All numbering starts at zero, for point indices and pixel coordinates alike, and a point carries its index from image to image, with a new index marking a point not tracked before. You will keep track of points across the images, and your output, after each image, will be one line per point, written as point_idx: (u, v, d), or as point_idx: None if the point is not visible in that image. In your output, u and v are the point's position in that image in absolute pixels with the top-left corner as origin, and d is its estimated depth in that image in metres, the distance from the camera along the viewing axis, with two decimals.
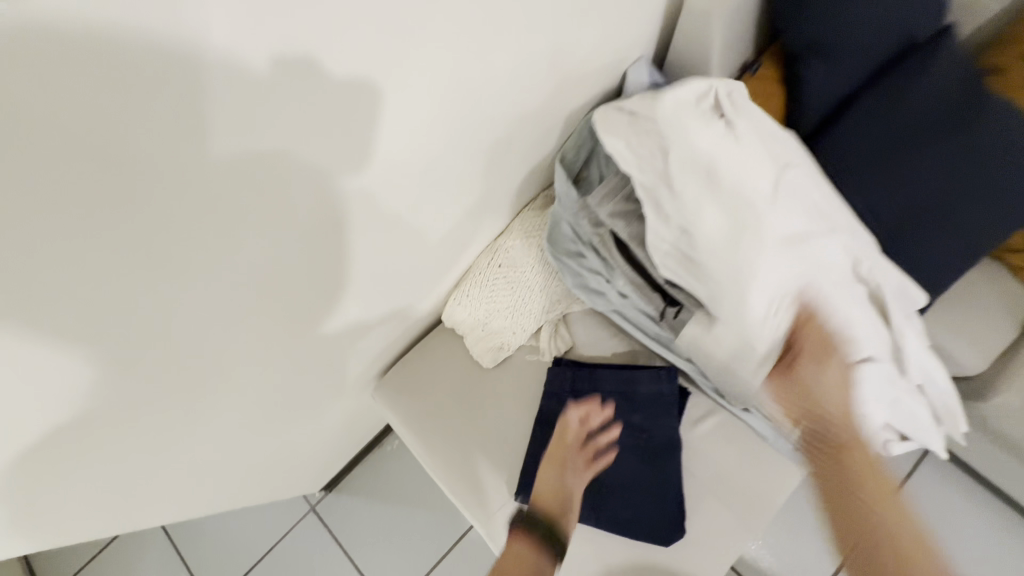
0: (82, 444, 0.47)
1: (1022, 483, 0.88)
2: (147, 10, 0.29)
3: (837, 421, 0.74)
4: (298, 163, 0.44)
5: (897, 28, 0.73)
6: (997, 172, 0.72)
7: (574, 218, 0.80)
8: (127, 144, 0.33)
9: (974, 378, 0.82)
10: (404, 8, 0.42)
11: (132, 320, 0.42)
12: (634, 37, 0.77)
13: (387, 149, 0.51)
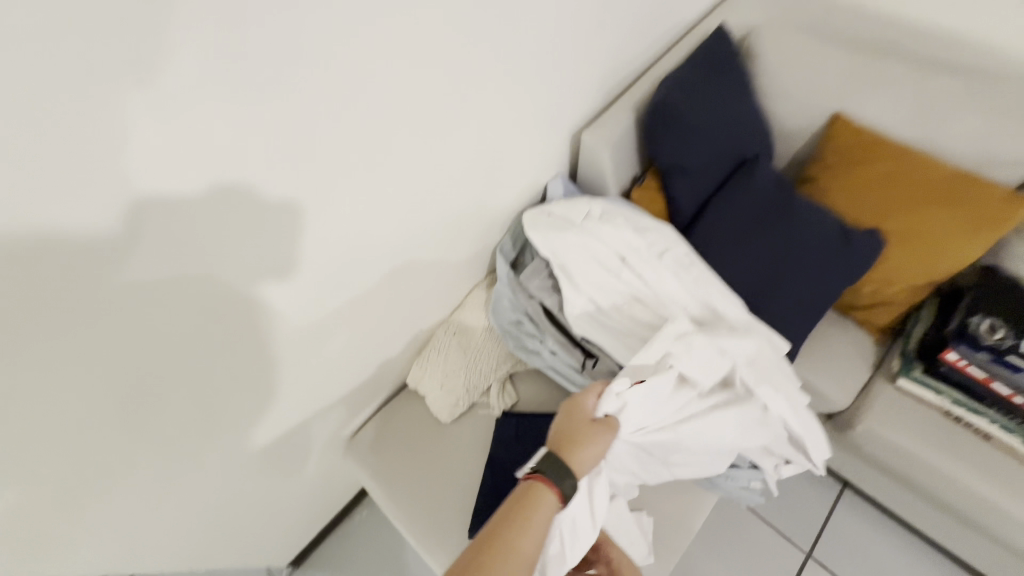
0: (73, 475, 0.60)
1: (908, 503, 1.03)
2: (81, 185, 0.44)
3: None
4: (274, 261, 0.64)
5: (730, 153, 1.02)
6: (823, 245, 0.95)
7: (511, 293, 0.98)
8: (65, 271, 0.46)
9: (846, 410, 1.01)
10: (355, 163, 0.65)
11: (131, 373, 0.58)
12: (547, 161, 1.02)
13: (346, 251, 0.72)
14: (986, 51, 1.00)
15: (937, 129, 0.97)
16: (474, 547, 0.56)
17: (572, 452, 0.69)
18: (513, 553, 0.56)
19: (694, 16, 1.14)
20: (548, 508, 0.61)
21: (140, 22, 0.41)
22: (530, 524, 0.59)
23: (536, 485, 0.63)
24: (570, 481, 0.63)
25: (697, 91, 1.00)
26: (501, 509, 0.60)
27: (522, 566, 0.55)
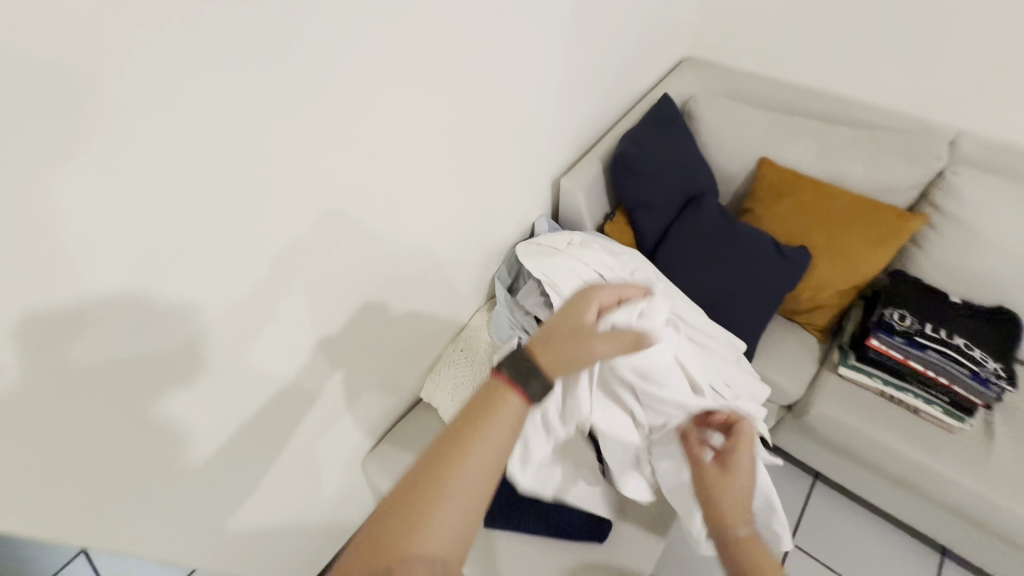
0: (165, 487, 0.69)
1: (867, 482, 1.18)
2: (63, 278, 0.48)
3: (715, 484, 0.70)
4: (347, 287, 0.79)
5: (682, 192, 1.26)
6: (763, 260, 1.17)
7: (509, 312, 1.16)
8: (43, 352, 0.49)
9: (801, 400, 1.18)
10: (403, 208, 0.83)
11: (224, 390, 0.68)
12: (534, 205, 1.23)
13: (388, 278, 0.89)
14: (869, 108, 1.29)
15: (841, 165, 1.22)
16: (425, 460, 0.52)
17: (556, 349, 0.61)
18: (475, 463, 0.52)
19: (643, 89, 1.43)
20: (512, 411, 0.56)
21: (290, 110, 0.59)
22: (489, 432, 0.54)
23: (496, 389, 0.57)
24: (537, 380, 0.57)
25: (651, 145, 1.25)
26: (457, 418, 0.56)
27: (465, 483, 0.51)
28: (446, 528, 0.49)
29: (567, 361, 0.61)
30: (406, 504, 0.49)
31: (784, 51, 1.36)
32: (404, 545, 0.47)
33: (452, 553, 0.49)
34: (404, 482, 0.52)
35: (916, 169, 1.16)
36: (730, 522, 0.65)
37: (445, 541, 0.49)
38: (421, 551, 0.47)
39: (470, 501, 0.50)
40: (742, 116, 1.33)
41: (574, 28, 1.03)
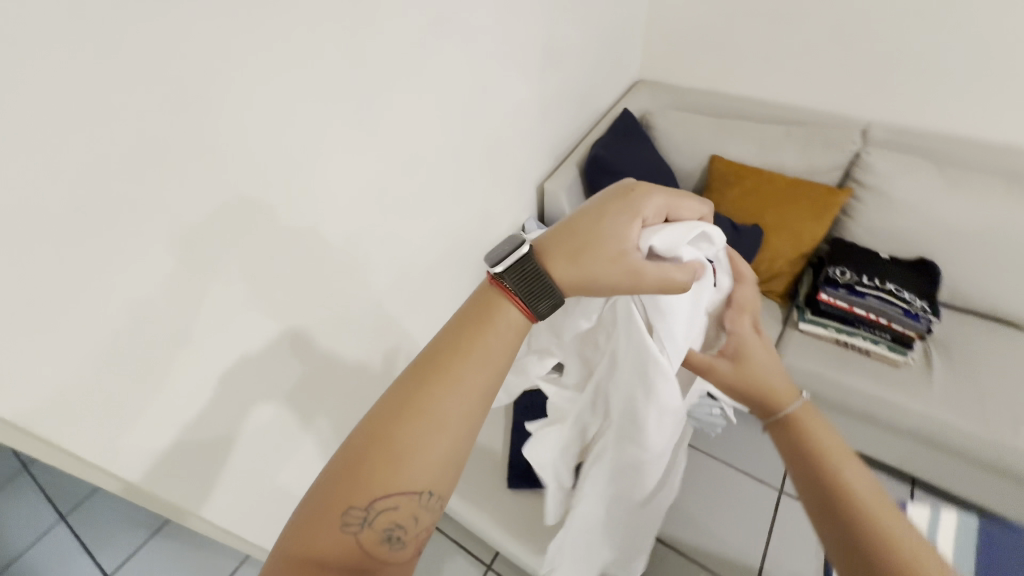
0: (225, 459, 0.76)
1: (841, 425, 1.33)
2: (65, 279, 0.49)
3: (745, 380, 0.69)
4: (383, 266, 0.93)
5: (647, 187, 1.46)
6: (726, 236, 1.34)
7: None
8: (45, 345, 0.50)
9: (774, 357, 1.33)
10: (425, 202, 0.99)
11: (269, 367, 0.77)
12: (523, 209, 1.42)
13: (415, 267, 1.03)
14: (794, 110, 1.54)
15: (777, 155, 1.45)
16: (412, 384, 0.52)
17: (576, 271, 0.58)
18: (468, 394, 0.52)
19: (605, 107, 1.66)
20: (503, 339, 0.57)
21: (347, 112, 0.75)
22: (481, 362, 0.54)
23: (490, 318, 0.57)
24: (547, 301, 0.57)
25: (617, 150, 1.46)
26: (447, 341, 0.55)
27: (459, 405, 0.51)
28: (435, 459, 0.50)
29: (587, 280, 0.58)
30: (393, 432, 0.49)
31: (719, 70, 1.62)
32: (393, 473, 0.48)
33: (442, 478, 0.51)
34: (389, 404, 0.51)
35: (839, 154, 1.40)
36: (769, 406, 0.67)
37: (435, 470, 0.50)
38: (408, 481, 0.49)
39: (460, 431, 0.51)
40: (691, 123, 1.56)
41: (544, 55, 1.25)
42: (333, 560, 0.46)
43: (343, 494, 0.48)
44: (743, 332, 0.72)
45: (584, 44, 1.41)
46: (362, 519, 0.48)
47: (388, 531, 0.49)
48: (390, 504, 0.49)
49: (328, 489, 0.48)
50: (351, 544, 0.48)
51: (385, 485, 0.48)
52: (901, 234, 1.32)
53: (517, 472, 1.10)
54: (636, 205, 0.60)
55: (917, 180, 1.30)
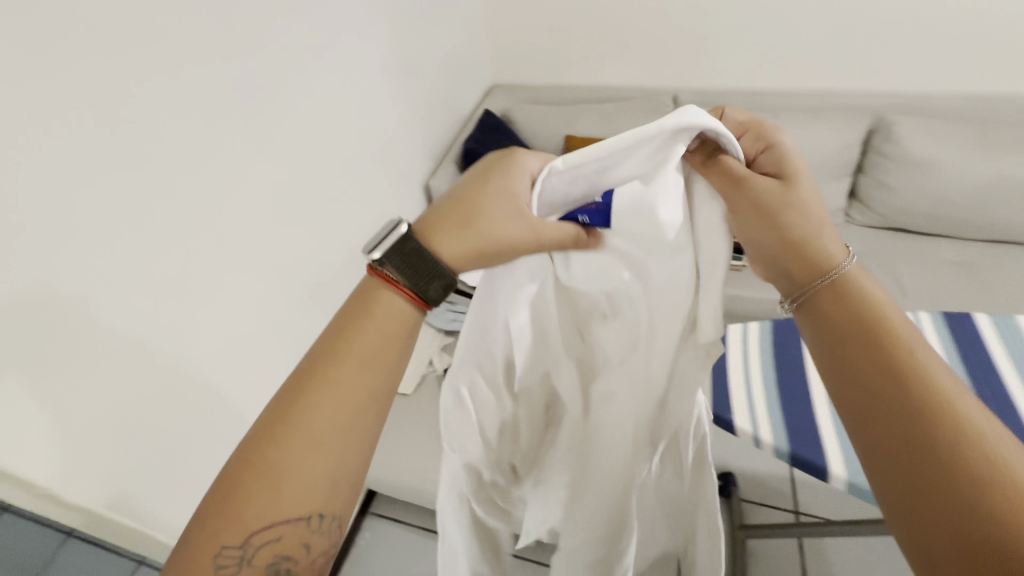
0: (153, 461, 0.85)
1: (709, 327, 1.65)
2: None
3: (790, 229, 0.51)
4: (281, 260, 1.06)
5: None
6: None
7: None
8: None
9: None
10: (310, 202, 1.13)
11: (181, 373, 0.87)
12: (410, 206, 1.59)
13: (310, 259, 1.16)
14: (617, 90, 1.89)
15: (614, 125, 1.76)
16: (284, 410, 0.50)
17: (468, 238, 0.53)
18: (342, 416, 0.50)
19: (468, 110, 1.89)
20: (384, 344, 0.54)
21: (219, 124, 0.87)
22: (358, 377, 0.52)
23: (371, 323, 0.54)
24: (437, 283, 0.54)
25: (485, 142, 1.68)
26: (322, 357, 0.52)
27: (330, 423, 0.50)
28: (317, 481, 0.49)
29: (474, 249, 0.54)
30: (265, 463, 0.48)
31: (552, 66, 1.93)
32: (268, 504, 0.48)
33: (329, 500, 0.50)
34: (262, 433, 0.49)
35: (656, 117, 1.74)
36: (813, 269, 0.51)
37: (313, 492, 0.49)
38: (290, 507, 0.49)
39: (338, 451, 0.50)
40: (543, 111, 1.83)
41: (401, 69, 1.43)
42: None
43: (216, 530, 0.47)
44: (785, 156, 0.52)
45: (438, 56, 1.62)
46: (243, 552, 0.48)
47: (277, 558, 0.49)
48: (272, 534, 0.49)
49: (204, 528, 0.48)
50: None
51: (263, 517, 0.48)
52: None
53: None
54: (516, 155, 0.55)
55: None
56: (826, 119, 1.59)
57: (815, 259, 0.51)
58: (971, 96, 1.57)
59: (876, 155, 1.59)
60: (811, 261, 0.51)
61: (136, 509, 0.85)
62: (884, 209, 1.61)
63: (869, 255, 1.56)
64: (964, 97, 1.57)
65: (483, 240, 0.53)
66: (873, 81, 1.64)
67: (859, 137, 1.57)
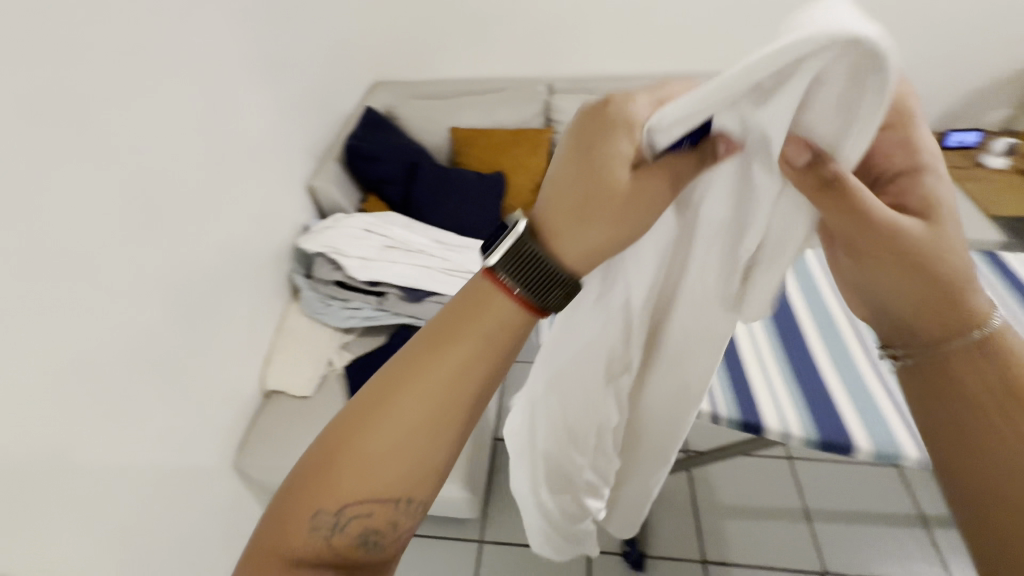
0: (25, 489, 0.79)
1: None
2: None
3: (930, 267, 0.50)
4: (152, 269, 1.02)
5: (403, 161, 1.70)
6: (473, 183, 1.70)
7: (314, 289, 1.45)
8: None
9: None
10: (179, 208, 1.09)
11: (43, 396, 0.81)
12: (296, 208, 1.57)
13: (186, 268, 1.12)
14: (495, 81, 1.97)
15: (496, 115, 1.84)
16: (380, 402, 0.51)
17: (586, 219, 0.51)
18: (437, 419, 0.51)
19: (350, 108, 1.88)
20: (483, 353, 0.52)
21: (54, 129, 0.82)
22: (453, 383, 0.52)
23: (471, 329, 0.53)
24: (569, 276, 0.53)
25: (369, 139, 1.68)
26: (422, 357, 0.52)
27: (435, 417, 0.51)
28: (411, 466, 0.51)
29: (597, 240, 0.52)
30: (363, 448, 0.51)
31: (433, 62, 1.98)
32: (361, 487, 0.51)
33: (417, 487, 0.53)
34: (360, 419, 0.51)
35: (534, 104, 1.85)
36: (952, 302, 0.51)
37: (400, 482, 0.51)
38: (383, 487, 0.51)
39: (433, 441, 0.52)
40: (426, 105, 1.88)
41: (267, 69, 1.41)
42: (294, 551, 0.50)
43: (312, 502, 0.51)
44: (927, 183, 0.50)
45: (305, 55, 1.60)
46: (334, 524, 0.51)
47: (363, 531, 0.52)
48: (363, 510, 0.51)
49: (301, 496, 0.51)
50: (323, 544, 0.51)
51: (357, 496, 0.51)
52: None
53: None
54: (620, 117, 0.49)
55: None
56: None
57: (954, 300, 0.51)
58: None
59: None
60: (947, 299, 0.51)
61: (26, 539, 0.79)
62: None
63: None
64: None
65: (601, 220, 0.51)
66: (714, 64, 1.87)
67: None
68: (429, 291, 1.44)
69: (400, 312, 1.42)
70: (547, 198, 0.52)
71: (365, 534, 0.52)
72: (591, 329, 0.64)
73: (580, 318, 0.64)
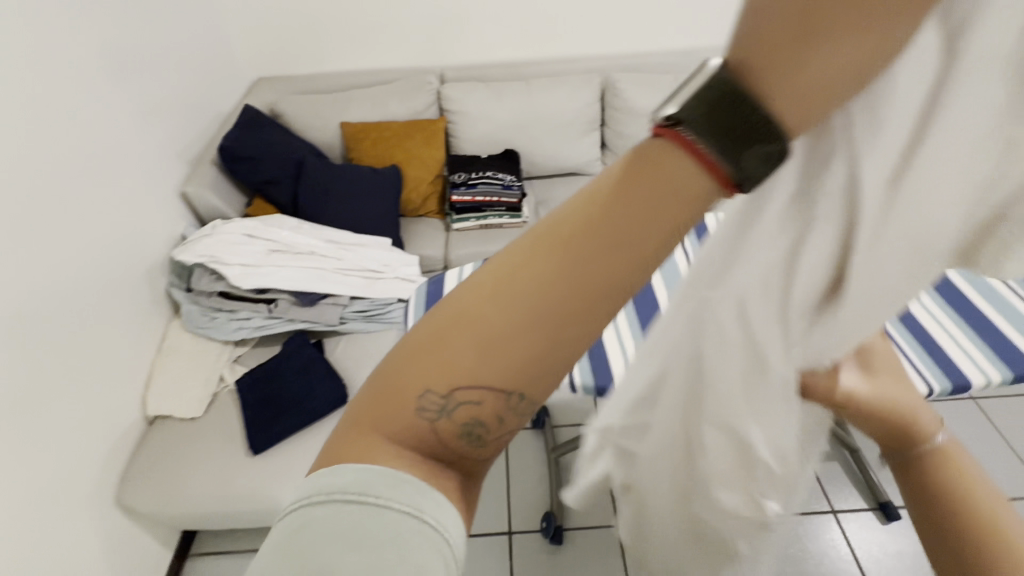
0: None
1: None
2: None
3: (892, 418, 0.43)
4: None
5: (289, 161, 1.62)
6: (366, 179, 1.65)
7: (196, 303, 1.36)
8: None
9: (438, 263, 1.69)
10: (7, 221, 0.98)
11: None
12: (171, 218, 1.45)
13: (27, 287, 1.01)
14: (383, 72, 1.92)
15: (386, 108, 1.80)
16: (522, 259, 0.33)
17: (805, 53, 0.26)
18: (591, 295, 0.32)
19: (227, 109, 1.78)
20: (688, 196, 0.30)
21: None
22: (630, 242, 0.31)
23: (672, 159, 0.30)
24: (770, 146, 0.28)
25: (248, 139, 1.58)
26: (593, 198, 0.32)
27: (596, 276, 0.31)
28: (540, 346, 0.33)
29: (805, 103, 0.27)
30: (483, 316, 0.33)
31: (316, 56, 1.91)
32: (470, 372, 0.34)
33: (539, 379, 0.35)
34: (491, 279, 0.34)
35: (424, 95, 1.82)
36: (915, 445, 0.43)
37: (522, 374, 0.34)
38: (499, 371, 0.34)
39: (573, 319, 0.33)
40: (311, 102, 1.80)
41: (115, 68, 1.29)
42: (393, 421, 0.36)
43: (413, 375, 0.35)
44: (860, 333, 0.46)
45: (160, 52, 1.48)
46: (434, 414, 0.35)
47: (468, 427, 0.36)
48: (472, 398, 0.34)
49: (401, 368, 0.36)
50: (426, 430, 0.36)
51: (471, 380, 0.34)
52: (485, 135, 1.81)
53: (255, 435, 1.20)
54: None
55: (478, 97, 1.80)
56: (566, 82, 1.81)
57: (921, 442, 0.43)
58: (665, 52, 1.92)
59: (611, 110, 1.87)
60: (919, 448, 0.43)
61: None
62: None
63: None
64: (662, 53, 1.91)
65: (835, 52, 0.25)
66: (596, 49, 1.94)
67: (593, 95, 1.82)
68: (323, 293, 1.39)
69: (294, 318, 1.36)
70: (743, 17, 0.27)
71: (473, 437, 0.37)
72: (773, 242, 0.34)
73: (774, 217, 0.34)
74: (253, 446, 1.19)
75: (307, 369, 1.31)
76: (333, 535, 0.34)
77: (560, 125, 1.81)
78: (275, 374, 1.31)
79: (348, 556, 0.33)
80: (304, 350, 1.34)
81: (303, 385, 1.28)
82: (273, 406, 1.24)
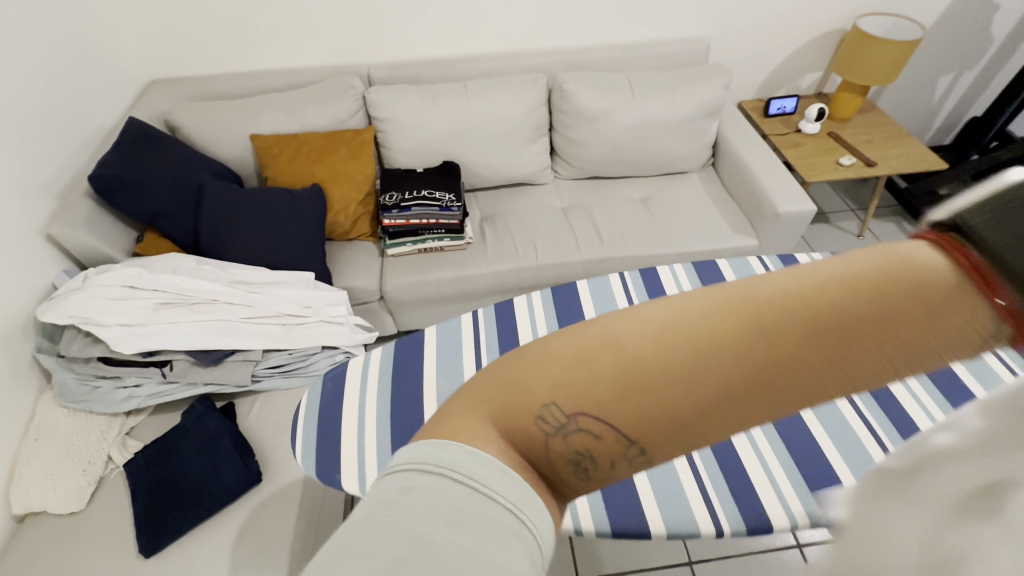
0: None
1: (426, 318, 1.62)
2: None
3: None
4: None
5: (186, 187, 1.38)
6: (280, 204, 1.42)
7: (71, 371, 1.13)
8: None
9: (369, 295, 1.50)
10: None
11: None
12: (38, 265, 1.21)
13: None
14: (299, 72, 1.67)
15: (303, 117, 1.57)
16: (721, 311, 0.28)
17: None
18: (784, 382, 0.27)
19: (110, 123, 1.51)
20: (958, 327, 0.26)
21: None
22: (848, 337, 0.27)
23: (961, 289, 0.26)
24: None
25: (133, 161, 1.34)
26: (835, 275, 0.28)
27: (800, 347, 0.27)
28: (696, 399, 0.27)
29: None
30: (644, 356, 0.28)
31: (218, 55, 1.65)
32: (605, 407, 0.28)
33: (675, 437, 0.29)
34: (666, 313, 0.29)
35: (349, 101, 1.60)
36: None
37: (653, 431, 0.28)
38: (640, 412, 0.28)
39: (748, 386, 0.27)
40: (214, 111, 1.54)
41: None
42: (502, 412, 0.31)
43: (541, 381, 0.30)
44: None
45: (11, 57, 1.20)
46: (549, 432, 0.30)
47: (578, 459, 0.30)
48: (595, 430, 0.29)
49: (530, 368, 0.31)
50: (535, 442, 0.30)
51: (605, 410, 0.28)
52: (420, 146, 1.61)
53: (148, 532, 1.01)
54: None
55: (409, 102, 1.59)
56: (508, 83, 1.63)
57: None
58: (616, 46, 1.76)
59: (559, 114, 1.70)
60: None
61: None
62: (577, 161, 1.74)
63: (575, 207, 1.70)
64: (611, 48, 1.75)
65: None
66: (539, 44, 1.76)
67: (539, 97, 1.65)
68: (230, 348, 1.19)
69: (195, 380, 1.16)
70: None
71: (575, 471, 0.32)
72: None
73: None
74: (142, 547, 0.99)
75: (211, 443, 1.11)
76: (425, 505, 0.27)
77: (503, 133, 1.63)
78: (173, 452, 1.11)
79: (455, 532, 0.26)
80: (208, 419, 1.14)
81: (205, 464, 1.09)
82: (170, 492, 1.05)
